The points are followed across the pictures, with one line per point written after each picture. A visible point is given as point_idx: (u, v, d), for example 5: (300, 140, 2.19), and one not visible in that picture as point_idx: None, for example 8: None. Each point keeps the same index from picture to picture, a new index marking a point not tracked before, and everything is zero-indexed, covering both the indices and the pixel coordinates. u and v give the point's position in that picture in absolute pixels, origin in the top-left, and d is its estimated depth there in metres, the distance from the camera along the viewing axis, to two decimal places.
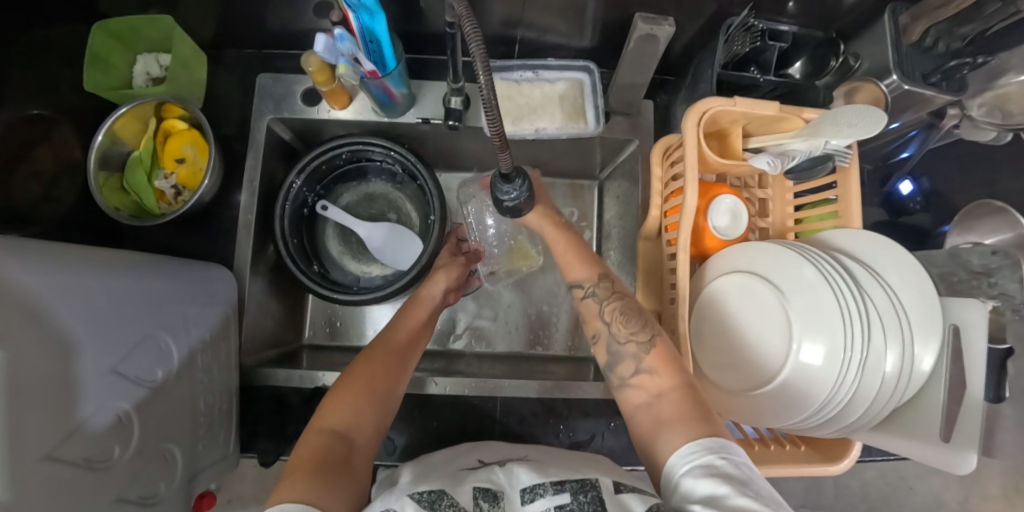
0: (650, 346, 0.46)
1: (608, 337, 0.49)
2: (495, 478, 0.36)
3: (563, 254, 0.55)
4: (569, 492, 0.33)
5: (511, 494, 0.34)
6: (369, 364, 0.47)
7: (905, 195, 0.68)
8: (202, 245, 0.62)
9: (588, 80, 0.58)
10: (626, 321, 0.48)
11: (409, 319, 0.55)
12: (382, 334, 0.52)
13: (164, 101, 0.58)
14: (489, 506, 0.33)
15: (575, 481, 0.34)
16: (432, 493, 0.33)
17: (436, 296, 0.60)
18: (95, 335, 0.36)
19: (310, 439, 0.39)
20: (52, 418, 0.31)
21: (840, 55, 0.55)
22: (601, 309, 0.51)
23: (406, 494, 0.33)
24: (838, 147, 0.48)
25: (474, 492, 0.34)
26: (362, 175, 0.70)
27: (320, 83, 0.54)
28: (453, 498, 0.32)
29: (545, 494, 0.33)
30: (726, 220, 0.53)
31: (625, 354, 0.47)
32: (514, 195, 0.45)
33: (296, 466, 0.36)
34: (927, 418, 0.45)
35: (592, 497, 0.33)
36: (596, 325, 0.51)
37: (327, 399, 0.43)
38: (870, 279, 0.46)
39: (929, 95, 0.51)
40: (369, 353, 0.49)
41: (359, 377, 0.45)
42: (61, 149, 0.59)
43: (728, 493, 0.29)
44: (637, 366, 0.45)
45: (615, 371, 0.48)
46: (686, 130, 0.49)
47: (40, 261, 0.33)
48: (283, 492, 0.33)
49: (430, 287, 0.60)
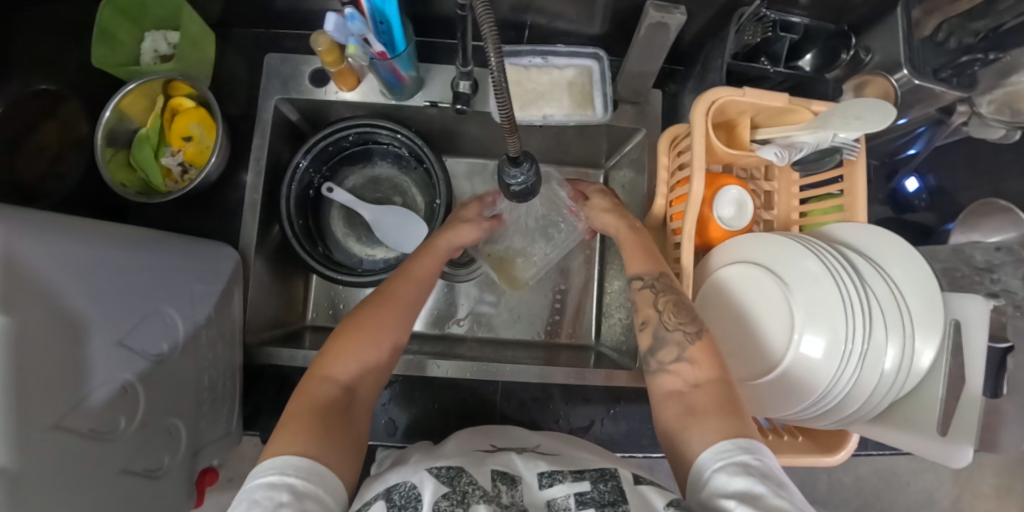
0: (697, 337, 0.45)
1: (657, 324, 0.47)
2: (513, 463, 0.37)
3: (631, 248, 0.54)
4: (589, 481, 0.34)
5: (528, 478, 0.35)
6: (375, 317, 0.46)
7: (911, 192, 0.68)
8: (207, 223, 0.62)
9: (597, 67, 0.58)
10: (678, 311, 0.46)
11: (417, 267, 0.52)
12: (393, 280, 0.51)
13: (171, 78, 0.58)
14: (508, 487, 0.33)
15: (594, 471, 0.36)
16: (451, 470, 0.34)
17: (452, 248, 0.56)
18: (103, 307, 0.36)
19: (313, 385, 0.41)
20: (61, 385, 0.32)
21: (852, 48, 0.54)
22: (655, 299, 0.48)
23: (425, 469, 0.35)
24: (846, 140, 0.49)
25: (492, 473, 0.34)
26: (368, 157, 0.69)
27: (329, 63, 0.54)
28: (472, 476, 0.33)
29: (564, 480, 0.34)
30: (731, 211, 0.53)
31: (670, 341, 0.46)
32: (521, 180, 0.46)
33: (292, 413, 0.38)
34: (925, 412, 0.45)
35: (612, 486, 0.34)
36: (647, 313, 0.49)
37: (328, 348, 0.44)
38: (874, 272, 0.46)
39: (938, 90, 0.51)
40: (372, 304, 0.48)
41: (361, 333, 0.45)
42: (68, 126, 0.59)
43: (766, 496, 0.30)
44: (679, 354, 0.45)
45: (654, 354, 0.47)
46: (694, 119, 0.49)
47: (51, 230, 0.33)
48: (279, 442, 0.34)
49: (445, 235, 0.56)
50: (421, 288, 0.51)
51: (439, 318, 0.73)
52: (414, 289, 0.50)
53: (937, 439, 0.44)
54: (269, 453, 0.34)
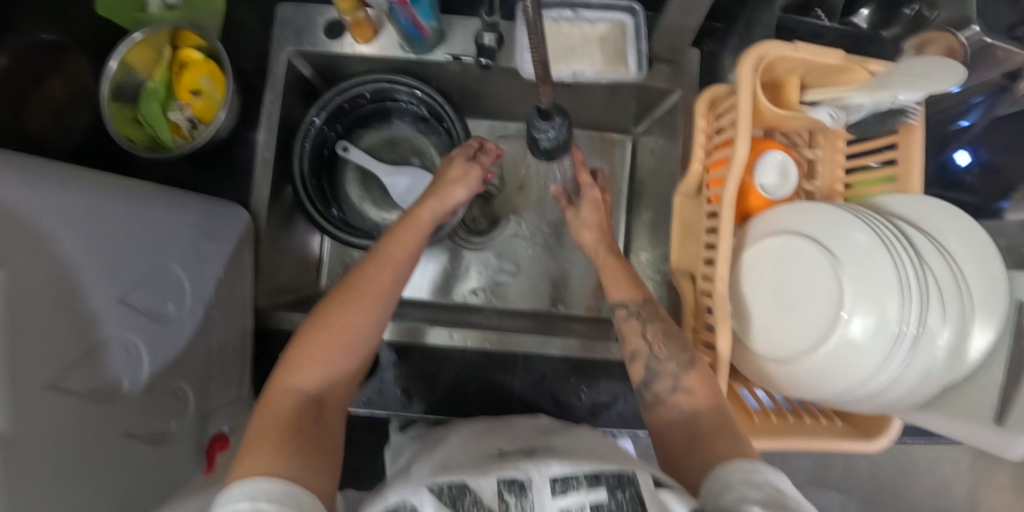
0: (691, 366, 0.43)
1: (647, 356, 0.46)
2: (521, 466, 0.33)
3: (610, 275, 0.53)
4: (606, 488, 0.30)
5: (539, 483, 0.30)
6: (342, 312, 0.43)
7: (962, 167, 0.65)
8: (218, 182, 0.60)
9: (632, 22, 0.55)
10: (667, 341, 0.46)
11: (393, 250, 0.48)
12: (364, 265, 0.47)
13: (180, 27, 0.55)
14: (516, 501, 0.29)
15: (612, 474, 0.31)
16: (453, 487, 0.30)
17: (435, 218, 0.52)
18: (103, 261, 0.34)
19: (278, 398, 0.38)
20: (57, 341, 0.30)
21: (915, 4, 0.51)
22: (643, 329, 0.48)
23: (423, 486, 0.31)
24: (908, 103, 0.44)
25: (499, 483, 0.30)
26: (386, 117, 0.67)
27: (344, 10, 0.51)
28: (476, 495, 0.29)
29: (580, 487, 0.30)
30: (774, 178, 0.50)
31: (664, 372, 0.44)
32: (551, 134, 0.44)
33: (259, 433, 0.35)
34: (979, 399, 0.42)
35: (631, 495, 0.29)
36: (636, 344, 0.47)
37: (290, 355, 0.41)
38: (931, 248, 0.43)
39: (1011, 50, 0.46)
40: (336, 297, 0.44)
41: (327, 332, 0.42)
42: (73, 77, 0.56)
43: (790, 504, 0.28)
44: (675, 385, 0.43)
45: (649, 387, 0.45)
46: (741, 78, 0.45)
47: (45, 176, 0.31)
48: (245, 463, 0.32)
49: (427, 206, 0.52)
50: (398, 273, 0.47)
51: (455, 289, 0.71)
52: (390, 275, 0.46)
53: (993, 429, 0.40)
54: (235, 473, 0.32)
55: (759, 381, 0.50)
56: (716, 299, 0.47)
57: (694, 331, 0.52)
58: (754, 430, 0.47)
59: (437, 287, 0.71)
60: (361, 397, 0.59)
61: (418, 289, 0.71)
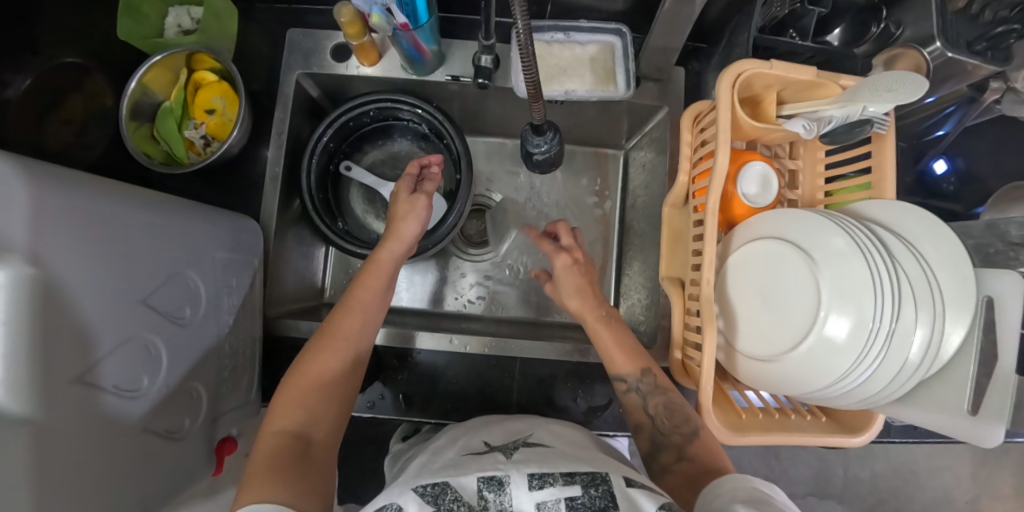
0: (695, 437, 0.47)
1: (651, 431, 0.50)
2: (504, 466, 0.37)
3: (604, 349, 0.56)
4: (580, 485, 0.34)
5: (517, 479, 0.34)
6: (320, 354, 0.47)
7: (939, 175, 0.68)
8: (229, 196, 0.63)
9: (619, 43, 0.59)
10: (670, 415, 0.50)
11: (361, 293, 0.54)
12: (336, 313, 0.52)
13: (196, 51, 0.58)
14: (494, 495, 0.33)
15: (586, 474, 0.36)
16: (435, 486, 0.34)
17: (397, 258, 0.57)
18: (128, 265, 0.36)
19: (267, 439, 0.40)
20: (87, 335, 0.32)
21: (882, 22, 0.53)
22: (647, 404, 0.52)
23: (410, 488, 0.35)
24: (875, 113, 0.47)
25: (479, 483, 0.34)
26: (388, 135, 0.70)
27: (351, 36, 0.55)
28: (456, 492, 0.33)
29: (555, 484, 0.34)
30: (755, 188, 0.53)
31: (668, 444, 0.48)
32: (544, 147, 0.53)
33: (252, 471, 0.37)
34: (952, 392, 0.43)
35: (603, 491, 0.34)
36: (640, 419, 0.52)
37: (277, 399, 0.44)
38: (903, 251, 0.45)
39: (971, 65, 0.50)
40: (317, 341, 0.49)
41: (308, 376, 0.46)
42: (93, 99, 0.59)
43: (768, 499, 0.34)
44: (680, 455, 0.46)
45: (656, 459, 0.48)
46: (720, 94, 0.48)
47: (79, 183, 0.33)
48: (245, 496, 0.34)
49: (388, 249, 0.58)
50: (367, 311, 0.53)
51: (452, 298, 0.74)
52: (359, 315, 0.52)
53: (966, 418, 0.41)
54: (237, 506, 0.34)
55: (741, 375, 0.53)
56: (703, 300, 0.48)
57: (684, 333, 0.54)
58: (741, 428, 0.49)
59: (434, 296, 0.74)
60: (364, 401, 0.61)
61: (415, 298, 0.73)
